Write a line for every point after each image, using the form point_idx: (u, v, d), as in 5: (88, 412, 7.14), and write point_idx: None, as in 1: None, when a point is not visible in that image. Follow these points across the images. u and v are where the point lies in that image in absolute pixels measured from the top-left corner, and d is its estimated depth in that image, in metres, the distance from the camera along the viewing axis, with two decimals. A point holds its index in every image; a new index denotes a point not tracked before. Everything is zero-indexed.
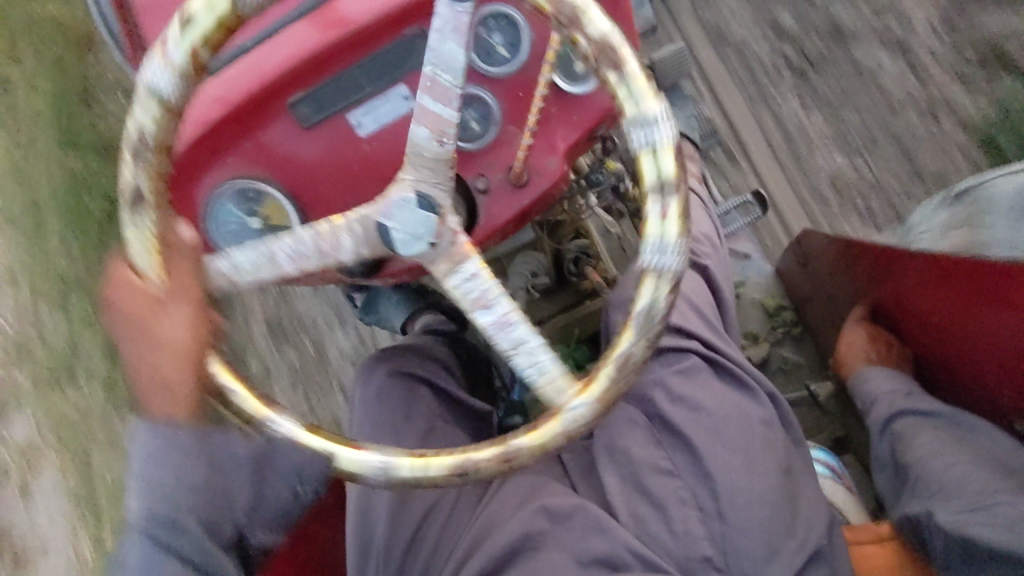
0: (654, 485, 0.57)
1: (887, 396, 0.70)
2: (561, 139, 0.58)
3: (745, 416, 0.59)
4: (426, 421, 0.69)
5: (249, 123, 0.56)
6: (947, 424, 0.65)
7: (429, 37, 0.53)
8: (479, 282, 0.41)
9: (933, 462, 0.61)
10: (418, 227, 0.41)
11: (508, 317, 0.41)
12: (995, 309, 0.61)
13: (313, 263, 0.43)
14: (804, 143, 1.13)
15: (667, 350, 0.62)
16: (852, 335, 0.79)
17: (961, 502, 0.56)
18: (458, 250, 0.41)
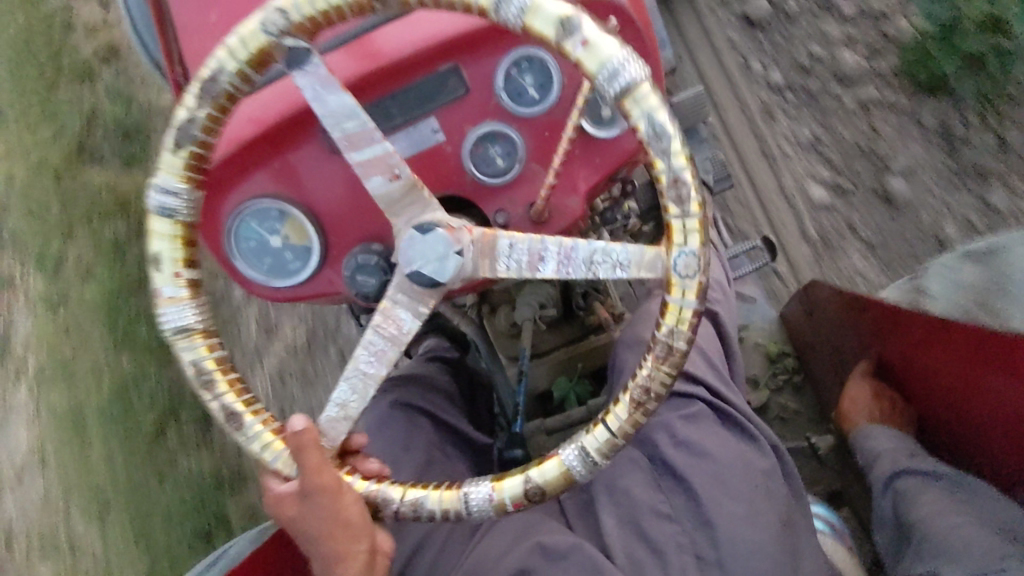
0: (652, 529, 0.57)
1: (889, 454, 0.71)
2: (583, 179, 0.60)
3: (748, 465, 0.60)
4: (424, 452, 0.68)
5: (281, 143, 0.58)
6: (949, 483, 0.65)
7: (463, 73, 0.56)
8: (517, 253, 0.46)
9: (938, 522, 0.61)
10: (433, 249, 0.47)
11: (565, 249, 0.45)
12: (1003, 374, 0.61)
13: (394, 349, 0.48)
14: (811, 198, 1.16)
15: (676, 396, 0.62)
16: (856, 392, 0.79)
17: (970, 562, 0.56)
18: (483, 241, 0.47)
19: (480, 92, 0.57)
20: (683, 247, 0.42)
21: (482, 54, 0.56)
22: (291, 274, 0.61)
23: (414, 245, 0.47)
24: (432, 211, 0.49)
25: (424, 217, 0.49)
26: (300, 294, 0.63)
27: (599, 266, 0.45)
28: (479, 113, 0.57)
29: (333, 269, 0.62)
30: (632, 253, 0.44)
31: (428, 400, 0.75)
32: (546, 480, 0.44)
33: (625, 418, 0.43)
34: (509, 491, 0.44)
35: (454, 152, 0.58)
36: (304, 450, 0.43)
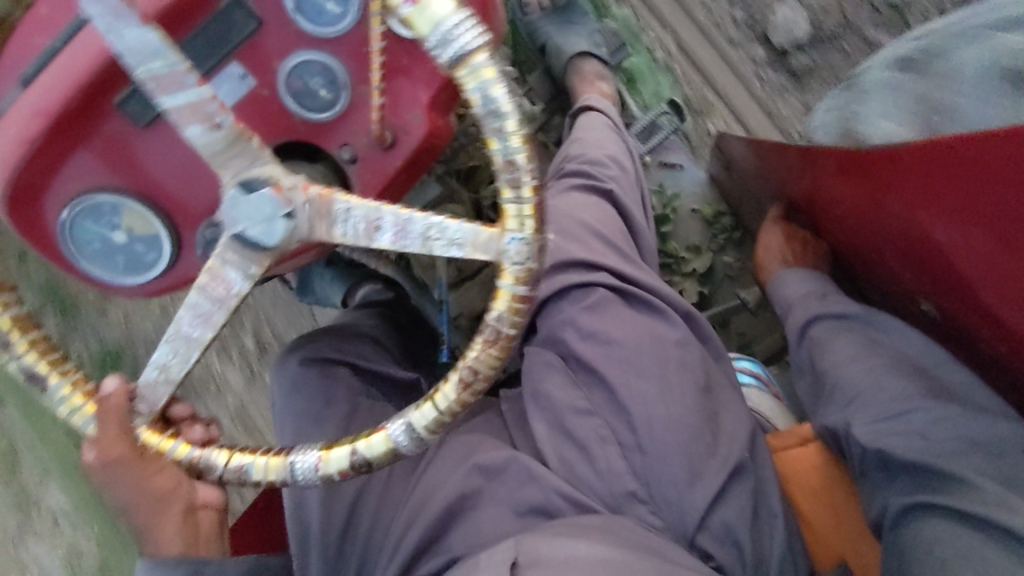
0: (575, 427, 0.57)
1: (801, 301, 0.76)
2: (421, 92, 0.58)
3: (657, 339, 0.58)
4: (347, 403, 0.71)
5: (84, 125, 0.55)
6: (858, 324, 0.71)
7: (249, 5, 0.53)
8: (355, 215, 0.42)
9: (849, 369, 0.68)
10: (258, 210, 0.43)
11: (394, 224, 0.42)
12: (897, 194, 0.60)
13: (223, 313, 0.45)
14: (725, 44, 1.11)
15: (574, 288, 0.60)
16: (768, 238, 0.84)
17: (878, 410, 0.63)
18: (319, 201, 0.43)
19: (275, 21, 0.54)
20: (515, 233, 0.39)
21: None
22: (143, 268, 0.59)
23: (241, 209, 0.43)
24: (262, 164, 0.43)
25: (255, 172, 0.43)
26: (170, 282, 0.62)
27: (433, 243, 0.41)
28: (286, 45, 0.55)
29: (191, 253, 0.61)
30: (466, 231, 0.40)
31: (342, 351, 0.77)
32: (374, 455, 0.43)
33: (451, 398, 0.42)
34: (336, 463, 0.43)
35: (272, 95, 0.56)
36: (107, 413, 0.45)
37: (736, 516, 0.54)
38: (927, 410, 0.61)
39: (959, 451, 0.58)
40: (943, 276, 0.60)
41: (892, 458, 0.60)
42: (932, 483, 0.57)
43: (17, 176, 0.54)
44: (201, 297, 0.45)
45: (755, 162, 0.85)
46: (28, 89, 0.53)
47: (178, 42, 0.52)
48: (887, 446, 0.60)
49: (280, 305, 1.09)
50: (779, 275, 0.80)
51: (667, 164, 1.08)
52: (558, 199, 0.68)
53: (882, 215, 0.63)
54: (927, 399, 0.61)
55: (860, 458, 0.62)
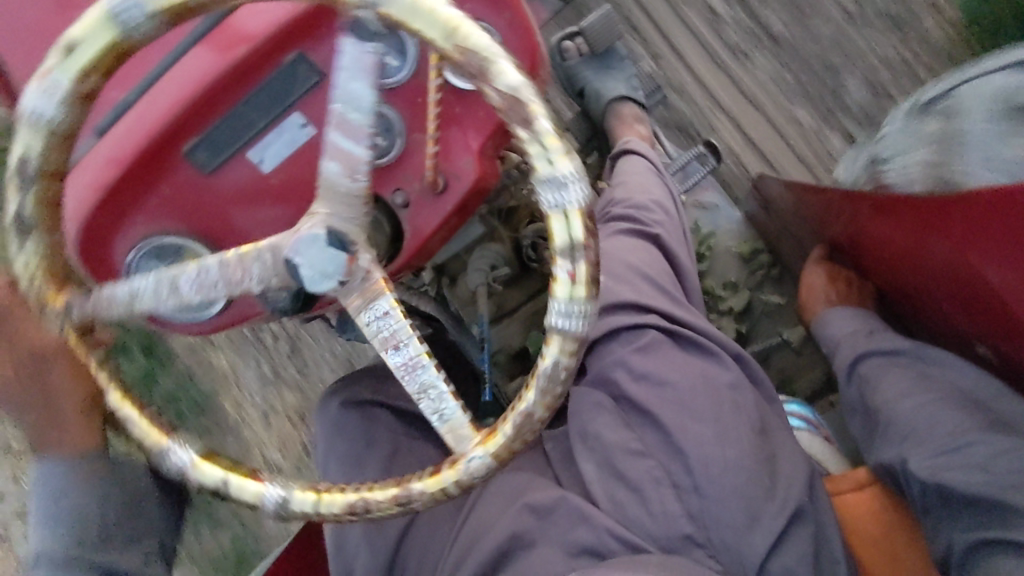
0: (628, 469, 0.56)
1: (848, 341, 0.76)
2: (473, 140, 0.61)
3: (709, 381, 0.59)
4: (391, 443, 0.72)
5: (151, 174, 0.58)
6: (911, 359, 0.70)
7: (311, 59, 0.58)
8: (393, 321, 0.45)
9: (903, 405, 0.67)
10: (324, 261, 0.42)
11: (415, 359, 0.45)
12: (937, 239, 0.61)
13: (218, 291, 0.45)
14: (763, 84, 1.11)
15: (623, 330, 0.61)
16: (812, 279, 0.84)
17: (934, 445, 0.62)
18: (373, 285, 0.44)
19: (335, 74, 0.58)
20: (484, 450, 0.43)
21: (324, 36, 0.57)
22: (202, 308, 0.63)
23: (309, 255, 0.42)
24: (354, 220, 0.44)
25: (349, 226, 0.43)
26: (228, 318, 0.67)
27: (424, 397, 0.45)
28: None
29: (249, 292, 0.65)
30: (456, 414, 0.44)
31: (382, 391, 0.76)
32: (239, 498, 0.44)
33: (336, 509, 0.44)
34: (203, 478, 0.45)
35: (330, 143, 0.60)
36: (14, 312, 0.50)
37: (797, 561, 0.53)
38: (986, 444, 0.59)
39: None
40: (1002, 318, 0.58)
41: (953, 493, 0.58)
42: (994, 518, 0.56)
43: (86, 222, 0.58)
44: (215, 276, 0.45)
45: (792, 203, 0.86)
46: (105, 140, 0.58)
47: (245, 96, 0.57)
48: (947, 480, 0.59)
49: (322, 340, 1.10)
50: (824, 313, 0.79)
51: (702, 204, 1.09)
52: (605, 241, 0.69)
53: (928, 257, 0.63)
54: (985, 431, 0.60)
55: (920, 496, 0.61)
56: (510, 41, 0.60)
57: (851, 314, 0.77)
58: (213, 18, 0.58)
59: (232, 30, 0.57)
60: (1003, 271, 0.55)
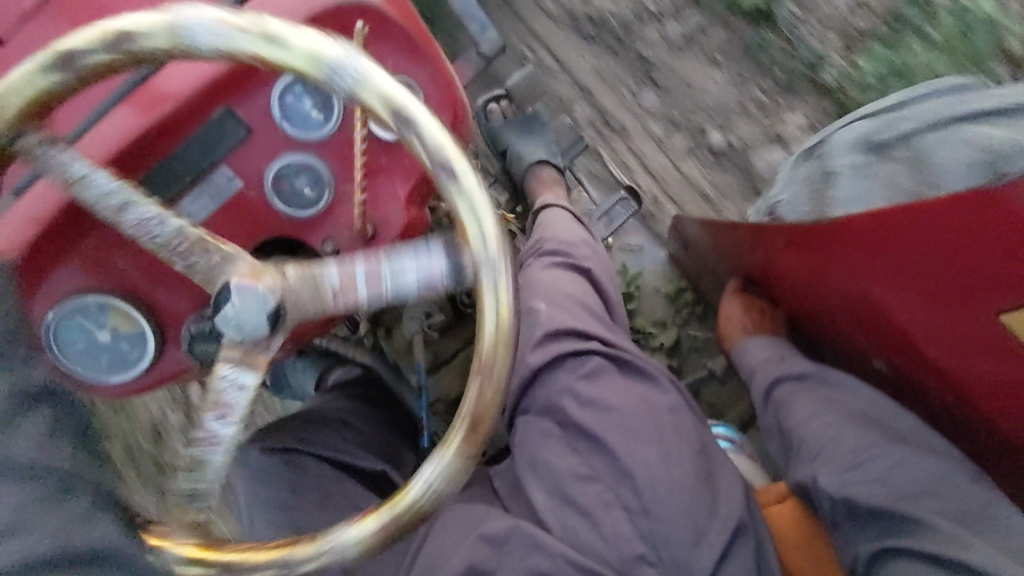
0: (578, 494, 0.57)
1: (764, 365, 0.80)
2: (400, 188, 0.62)
3: (651, 405, 0.61)
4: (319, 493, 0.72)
5: (70, 232, 0.57)
6: (817, 383, 0.75)
7: (238, 114, 0.57)
8: (242, 397, 0.41)
9: (817, 424, 0.70)
10: (250, 312, 0.39)
11: (220, 440, 0.41)
12: (841, 267, 0.65)
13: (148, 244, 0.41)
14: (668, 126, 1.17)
15: (568, 357, 0.63)
16: (730, 309, 0.90)
17: (839, 463, 0.66)
18: (249, 361, 0.40)
19: (262, 130, 0.58)
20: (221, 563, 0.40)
21: (252, 91, 0.57)
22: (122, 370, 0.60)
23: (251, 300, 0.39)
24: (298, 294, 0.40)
25: (294, 306, 0.40)
26: (150, 380, 0.63)
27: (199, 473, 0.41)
28: (272, 150, 0.58)
29: (177, 346, 0.63)
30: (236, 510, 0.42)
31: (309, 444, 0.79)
32: None
33: None
34: None
35: (259, 197, 0.59)
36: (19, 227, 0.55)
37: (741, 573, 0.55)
38: (888, 455, 0.64)
39: (920, 494, 0.61)
40: (894, 339, 0.64)
41: (858, 505, 0.63)
42: (892, 526, 0.61)
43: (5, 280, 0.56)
44: (159, 237, 0.41)
45: (709, 241, 0.92)
46: (24, 197, 0.57)
47: (168, 152, 0.55)
48: (853, 494, 0.63)
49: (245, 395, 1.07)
50: (743, 342, 0.85)
51: (629, 246, 1.14)
52: (539, 274, 0.71)
53: (833, 287, 0.68)
54: (888, 442, 0.65)
55: (831, 508, 0.66)
56: (433, 94, 0.62)
57: (770, 341, 0.82)
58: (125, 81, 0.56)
59: (144, 91, 0.55)
60: (888, 296, 0.61)
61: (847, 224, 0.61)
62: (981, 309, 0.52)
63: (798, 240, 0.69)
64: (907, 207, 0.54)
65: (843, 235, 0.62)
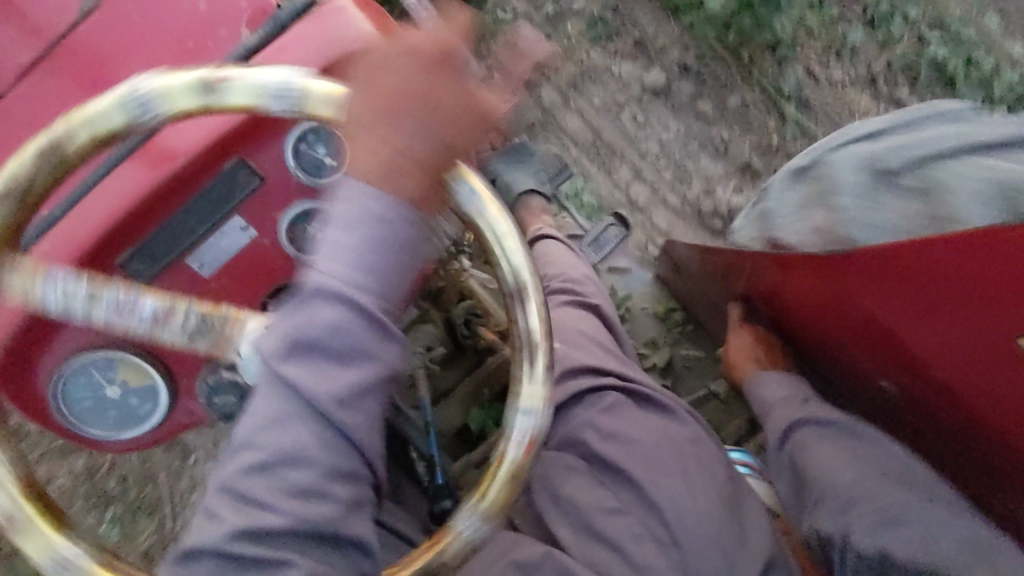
0: (607, 527, 0.58)
1: (785, 407, 0.82)
2: None
3: (672, 438, 0.62)
4: None
5: (78, 289, 0.56)
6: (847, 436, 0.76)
7: (251, 164, 0.56)
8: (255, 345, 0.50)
9: (847, 477, 0.73)
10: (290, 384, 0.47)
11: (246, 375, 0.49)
12: (849, 292, 0.66)
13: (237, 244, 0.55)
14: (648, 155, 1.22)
15: (588, 392, 0.64)
16: (740, 342, 0.91)
17: (878, 519, 0.68)
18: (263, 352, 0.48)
19: (277, 178, 0.57)
20: None
21: (265, 141, 0.56)
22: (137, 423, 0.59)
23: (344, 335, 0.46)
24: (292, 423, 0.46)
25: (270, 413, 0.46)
26: (163, 431, 0.63)
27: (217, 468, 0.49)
28: (285, 199, 0.58)
29: (189, 398, 0.61)
30: None
31: None
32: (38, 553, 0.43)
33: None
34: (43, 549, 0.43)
35: (273, 244, 0.59)
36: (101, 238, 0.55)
37: None
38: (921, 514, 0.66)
39: (959, 552, 0.63)
40: (906, 358, 0.65)
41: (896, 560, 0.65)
42: None
43: (11, 343, 0.54)
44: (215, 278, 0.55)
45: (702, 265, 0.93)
46: (28, 253, 0.55)
47: (183, 204, 0.55)
48: (889, 548, 0.65)
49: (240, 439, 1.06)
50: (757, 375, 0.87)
51: (617, 269, 1.15)
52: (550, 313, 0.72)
53: (838, 308, 0.70)
54: (926, 502, 0.67)
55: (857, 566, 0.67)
56: None
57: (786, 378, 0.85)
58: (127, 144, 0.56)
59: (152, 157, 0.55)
60: (902, 318, 0.62)
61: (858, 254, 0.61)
62: (1003, 333, 0.54)
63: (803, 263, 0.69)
64: (931, 240, 0.55)
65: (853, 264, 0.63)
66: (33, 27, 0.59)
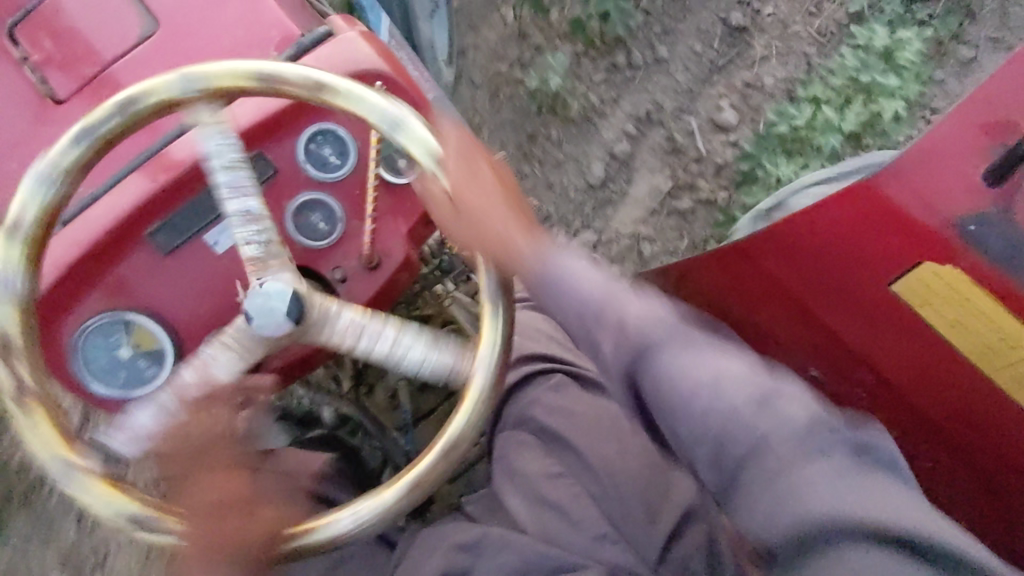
0: (550, 491, 0.64)
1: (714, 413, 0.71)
2: (401, 224, 0.72)
3: (610, 414, 0.69)
4: (299, 510, 0.77)
5: (108, 257, 0.66)
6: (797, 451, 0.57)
7: (268, 157, 0.68)
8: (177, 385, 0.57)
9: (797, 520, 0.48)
10: (270, 317, 0.56)
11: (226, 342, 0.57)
12: (781, 262, 0.76)
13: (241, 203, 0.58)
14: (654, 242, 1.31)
15: (536, 375, 0.71)
16: None
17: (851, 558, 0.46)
18: (200, 367, 0.57)
19: (289, 171, 0.69)
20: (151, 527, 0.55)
21: (281, 139, 0.68)
22: (139, 385, 0.65)
23: (218, 368, 0.57)
24: (271, 325, 0.56)
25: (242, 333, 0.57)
26: None
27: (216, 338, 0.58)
28: (293, 189, 0.69)
29: (190, 365, 0.68)
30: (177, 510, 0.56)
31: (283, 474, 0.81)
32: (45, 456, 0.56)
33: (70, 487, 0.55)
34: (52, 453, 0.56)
35: (279, 227, 0.69)
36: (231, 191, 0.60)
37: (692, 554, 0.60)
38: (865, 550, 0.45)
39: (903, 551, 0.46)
40: (827, 336, 0.76)
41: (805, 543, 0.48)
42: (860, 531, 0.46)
43: (47, 296, 0.65)
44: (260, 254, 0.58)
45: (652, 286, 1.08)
46: (71, 225, 0.66)
47: (206, 187, 0.66)
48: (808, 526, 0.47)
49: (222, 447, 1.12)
50: None
51: None
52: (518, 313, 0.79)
53: (776, 287, 0.78)
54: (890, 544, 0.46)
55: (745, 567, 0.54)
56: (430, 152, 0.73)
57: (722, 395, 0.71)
58: (154, 147, 0.68)
59: (166, 157, 0.67)
60: (812, 294, 0.75)
61: (784, 222, 0.73)
62: (879, 282, 0.66)
63: (736, 255, 0.82)
64: (815, 210, 0.69)
65: (784, 236, 0.74)
66: (94, 46, 0.72)
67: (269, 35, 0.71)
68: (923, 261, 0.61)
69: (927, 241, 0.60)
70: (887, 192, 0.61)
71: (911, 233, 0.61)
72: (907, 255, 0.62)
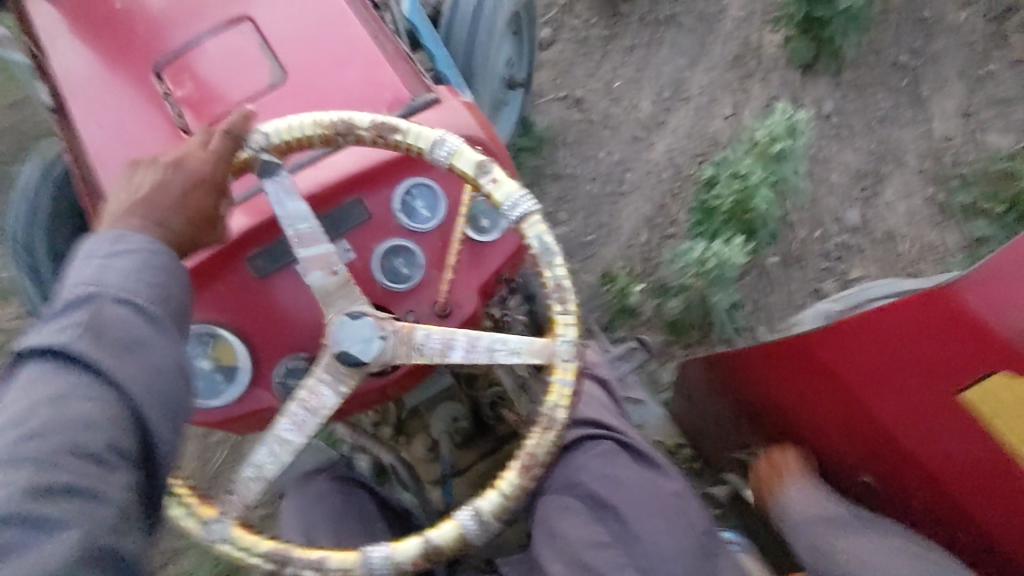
0: (593, 559, 0.63)
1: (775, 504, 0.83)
2: (474, 279, 0.76)
3: (659, 488, 0.69)
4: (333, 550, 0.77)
5: (210, 276, 0.71)
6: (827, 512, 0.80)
7: (365, 203, 0.74)
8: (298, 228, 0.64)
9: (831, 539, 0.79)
10: (359, 334, 0.62)
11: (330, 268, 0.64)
12: (835, 357, 0.78)
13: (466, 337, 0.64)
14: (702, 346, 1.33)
15: (588, 441, 0.73)
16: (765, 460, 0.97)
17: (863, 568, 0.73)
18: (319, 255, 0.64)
19: (381, 216, 0.74)
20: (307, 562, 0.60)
21: (378, 188, 0.74)
22: (216, 394, 0.71)
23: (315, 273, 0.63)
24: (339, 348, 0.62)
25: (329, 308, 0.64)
26: (232, 414, 0.72)
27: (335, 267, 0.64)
28: (382, 234, 0.74)
29: (263, 385, 0.72)
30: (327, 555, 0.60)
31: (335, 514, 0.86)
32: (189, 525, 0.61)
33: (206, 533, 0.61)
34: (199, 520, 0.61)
35: (364, 267, 0.74)
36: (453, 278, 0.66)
37: None
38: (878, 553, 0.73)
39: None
40: (881, 434, 0.76)
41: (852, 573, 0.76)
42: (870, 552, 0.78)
43: None
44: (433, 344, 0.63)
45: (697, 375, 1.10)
46: None
47: None
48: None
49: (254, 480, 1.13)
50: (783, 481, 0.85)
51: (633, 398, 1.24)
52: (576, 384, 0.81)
53: (830, 381, 0.80)
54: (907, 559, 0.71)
55: None
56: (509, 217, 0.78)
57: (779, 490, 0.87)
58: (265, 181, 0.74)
59: None
60: (870, 386, 0.75)
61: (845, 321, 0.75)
62: (948, 390, 0.66)
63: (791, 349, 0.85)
64: (892, 308, 0.69)
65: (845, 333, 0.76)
66: (224, 89, 0.79)
67: (382, 97, 0.78)
68: (998, 371, 0.61)
69: (998, 352, 0.60)
70: (960, 303, 0.62)
71: (986, 342, 0.61)
72: (978, 364, 0.62)
